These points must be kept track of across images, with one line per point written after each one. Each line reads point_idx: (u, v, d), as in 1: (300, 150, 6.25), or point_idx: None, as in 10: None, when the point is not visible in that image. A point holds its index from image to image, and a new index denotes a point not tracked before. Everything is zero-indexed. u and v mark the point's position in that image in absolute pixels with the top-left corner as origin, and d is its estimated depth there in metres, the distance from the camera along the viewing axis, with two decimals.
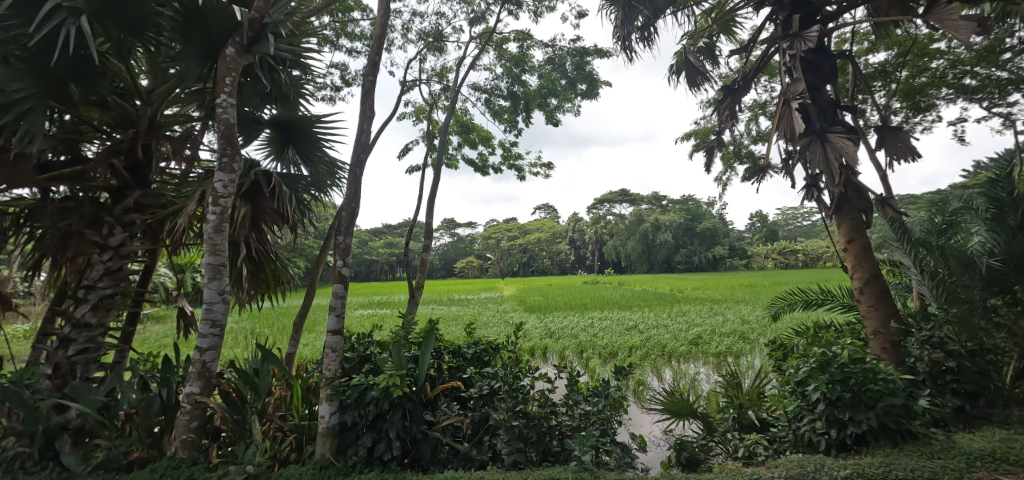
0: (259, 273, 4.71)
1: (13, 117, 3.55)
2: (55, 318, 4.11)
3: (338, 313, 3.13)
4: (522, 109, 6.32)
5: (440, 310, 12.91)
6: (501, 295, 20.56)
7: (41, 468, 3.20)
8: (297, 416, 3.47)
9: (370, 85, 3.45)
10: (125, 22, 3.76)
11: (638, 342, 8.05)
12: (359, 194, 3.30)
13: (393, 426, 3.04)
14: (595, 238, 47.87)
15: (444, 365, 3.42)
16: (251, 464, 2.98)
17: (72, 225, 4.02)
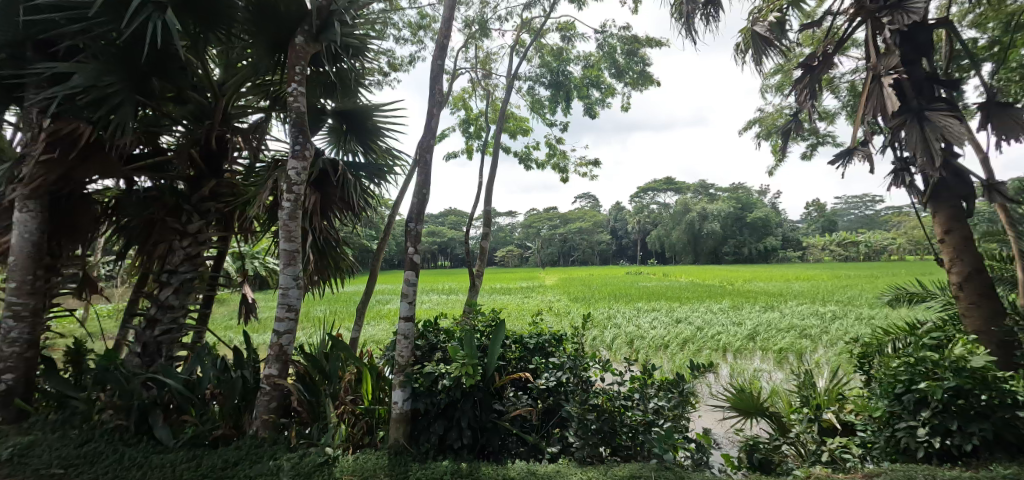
0: (322, 260, 4.87)
1: (105, 111, 3.76)
2: (145, 301, 4.42)
3: (411, 301, 3.21)
4: (560, 100, 6.13)
5: (487, 299, 13.02)
6: (544, 284, 20.51)
7: (138, 440, 3.48)
8: (368, 401, 3.57)
9: (438, 70, 3.42)
10: (203, 15, 3.93)
11: (692, 335, 7.83)
12: (430, 183, 3.31)
13: (465, 415, 3.11)
14: (639, 228, 46.91)
15: (511, 356, 3.39)
16: (330, 446, 3.22)
17: (156, 213, 4.24)
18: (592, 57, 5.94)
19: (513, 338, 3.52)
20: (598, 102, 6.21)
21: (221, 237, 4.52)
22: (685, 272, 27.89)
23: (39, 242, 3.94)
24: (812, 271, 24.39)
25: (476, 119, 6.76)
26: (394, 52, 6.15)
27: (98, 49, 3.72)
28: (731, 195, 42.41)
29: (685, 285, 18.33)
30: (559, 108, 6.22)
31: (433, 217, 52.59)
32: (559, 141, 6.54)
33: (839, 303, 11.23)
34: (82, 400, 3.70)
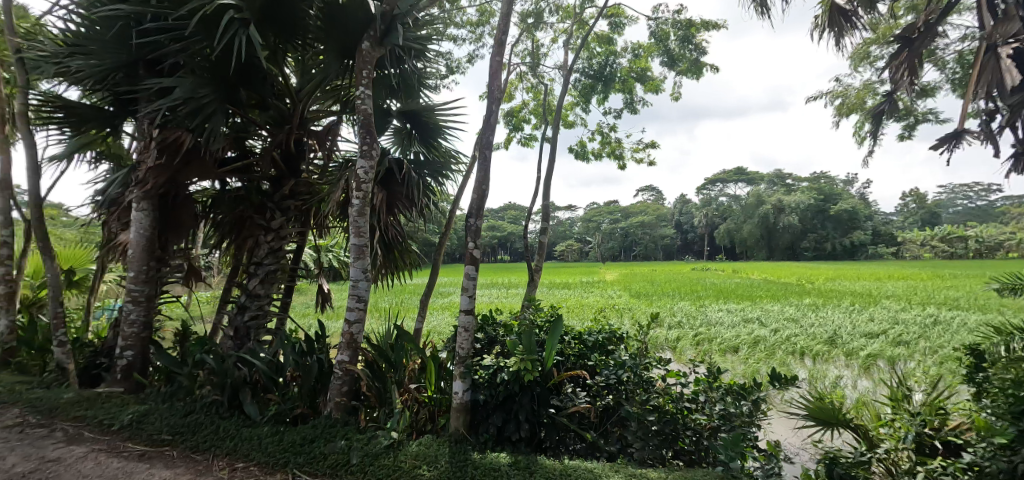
0: (390, 254, 5.22)
1: (201, 120, 4.20)
2: (236, 290, 4.92)
3: (470, 294, 3.39)
4: (599, 89, 6.01)
5: (550, 293, 13.13)
6: (608, 279, 20.31)
7: (231, 413, 3.96)
8: (431, 390, 3.80)
9: (497, 66, 3.56)
10: (280, 29, 4.32)
11: (764, 337, 7.52)
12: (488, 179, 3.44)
13: (523, 409, 3.28)
14: (707, 222, 45.11)
15: (569, 351, 3.48)
16: (394, 431, 3.49)
17: (244, 211, 4.70)
18: (642, 47, 5.82)
19: (572, 335, 3.61)
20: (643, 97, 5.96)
21: (299, 232, 4.93)
22: (760, 269, 26.51)
23: (150, 236, 4.49)
24: (908, 270, 22.31)
25: (518, 113, 6.76)
26: (452, 52, 6.34)
27: (194, 63, 4.18)
28: (811, 187, 39.69)
29: (759, 283, 17.45)
30: (599, 99, 6.11)
31: (494, 211, 53.44)
32: (612, 128, 6.39)
33: (941, 306, 10.25)
34: (184, 376, 4.22)
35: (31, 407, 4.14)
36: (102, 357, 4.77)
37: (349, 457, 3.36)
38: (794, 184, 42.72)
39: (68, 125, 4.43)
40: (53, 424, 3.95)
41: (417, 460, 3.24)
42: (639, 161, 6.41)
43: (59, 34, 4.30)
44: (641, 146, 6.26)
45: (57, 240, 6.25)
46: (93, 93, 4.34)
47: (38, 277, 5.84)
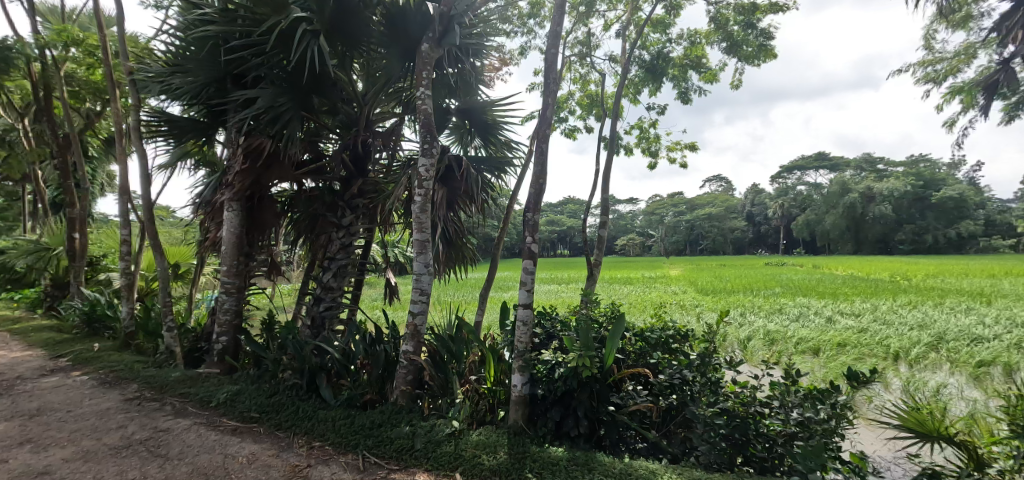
0: (451, 248, 5.53)
1: (279, 126, 4.60)
2: (314, 283, 5.34)
3: (528, 289, 3.56)
4: (652, 81, 5.82)
5: (616, 288, 12.99)
6: (679, 275, 19.70)
7: (309, 396, 4.36)
8: (490, 382, 4.00)
9: (552, 56, 3.67)
10: (346, 36, 4.66)
11: (849, 338, 7.08)
12: (545, 175, 3.62)
13: (581, 405, 3.41)
14: (783, 214, 42.49)
15: (631, 348, 3.57)
16: (455, 420, 3.73)
17: (318, 209, 5.09)
18: (700, 34, 5.63)
19: (634, 333, 3.66)
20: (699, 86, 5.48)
21: (367, 229, 5.27)
22: (848, 265, 24.60)
23: (239, 233, 4.99)
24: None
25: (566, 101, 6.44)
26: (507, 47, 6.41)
27: (272, 75, 4.60)
28: (907, 173, 36.15)
29: (847, 280, 16.21)
30: (650, 90, 5.86)
31: (556, 206, 53.41)
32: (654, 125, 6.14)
33: None
34: (270, 361, 4.66)
35: (145, 384, 4.75)
36: (202, 341, 5.36)
37: (413, 442, 3.61)
38: (885, 172, 39.21)
39: (170, 135, 5.00)
40: (163, 399, 4.52)
41: (477, 450, 3.46)
42: (674, 158, 6.06)
43: (162, 55, 4.86)
44: (680, 142, 5.94)
45: (165, 237, 7.05)
46: (190, 106, 4.87)
47: (150, 270, 6.63)
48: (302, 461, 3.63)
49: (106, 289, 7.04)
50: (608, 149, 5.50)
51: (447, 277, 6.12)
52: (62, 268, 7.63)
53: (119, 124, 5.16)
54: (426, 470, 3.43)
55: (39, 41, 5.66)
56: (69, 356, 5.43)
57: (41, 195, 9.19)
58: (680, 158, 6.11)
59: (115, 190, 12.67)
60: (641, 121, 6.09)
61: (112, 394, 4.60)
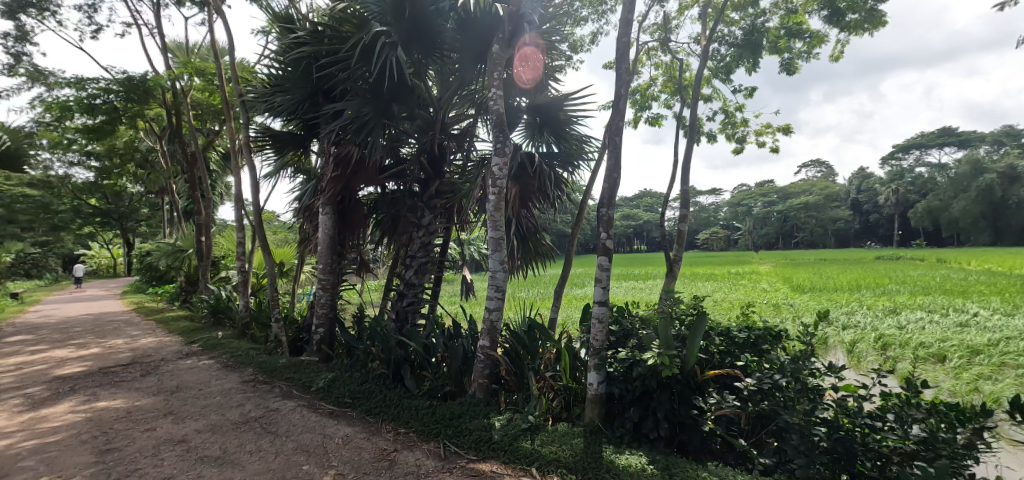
0: (524, 245, 5.74)
1: (364, 134, 5.00)
2: (397, 279, 5.75)
3: (603, 286, 3.69)
4: (746, 59, 5.21)
5: (703, 285, 12.44)
6: (777, 271, 18.33)
7: (393, 385, 4.74)
8: (565, 379, 4.12)
9: (625, 45, 3.75)
10: (421, 45, 4.95)
11: (984, 345, 6.27)
12: (618, 169, 3.72)
13: (661, 406, 3.47)
14: (895, 202, 38.13)
15: (716, 349, 3.59)
16: (531, 415, 3.91)
17: (399, 211, 5.49)
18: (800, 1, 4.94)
19: (717, 331, 3.66)
20: (800, 55, 4.87)
21: (444, 228, 5.59)
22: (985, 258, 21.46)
23: (333, 235, 5.49)
24: None
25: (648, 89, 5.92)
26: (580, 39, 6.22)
27: (357, 86, 5.00)
28: None
29: (984, 278, 14.16)
30: (744, 69, 5.26)
31: (633, 200, 52.13)
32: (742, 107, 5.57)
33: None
34: (360, 352, 5.11)
35: (259, 368, 5.38)
36: (303, 332, 5.94)
37: (490, 434, 3.81)
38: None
39: (274, 147, 5.61)
40: (273, 382, 5.11)
41: (552, 446, 3.58)
42: (764, 143, 5.56)
43: (266, 76, 5.47)
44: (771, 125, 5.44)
45: (273, 238, 7.86)
46: (289, 121, 5.43)
47: (261, 267, 7.44)
48: (389, 445, 3.94)
49: (227, 285, 8.00)
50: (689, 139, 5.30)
51: (521, 273, 6.30)
52: (191, 268, 8.76)
53: (233, 140, 5.87)
54: (504, 463, 3.61)
55: (171, 73, 6.53)
56: (199, 342, 6.27)
57: (175, 205, 10.60)
58: (772, 142, 5.57)
59: (232, 199, 14.23)
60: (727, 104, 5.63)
61: (233, 376, 5.27)
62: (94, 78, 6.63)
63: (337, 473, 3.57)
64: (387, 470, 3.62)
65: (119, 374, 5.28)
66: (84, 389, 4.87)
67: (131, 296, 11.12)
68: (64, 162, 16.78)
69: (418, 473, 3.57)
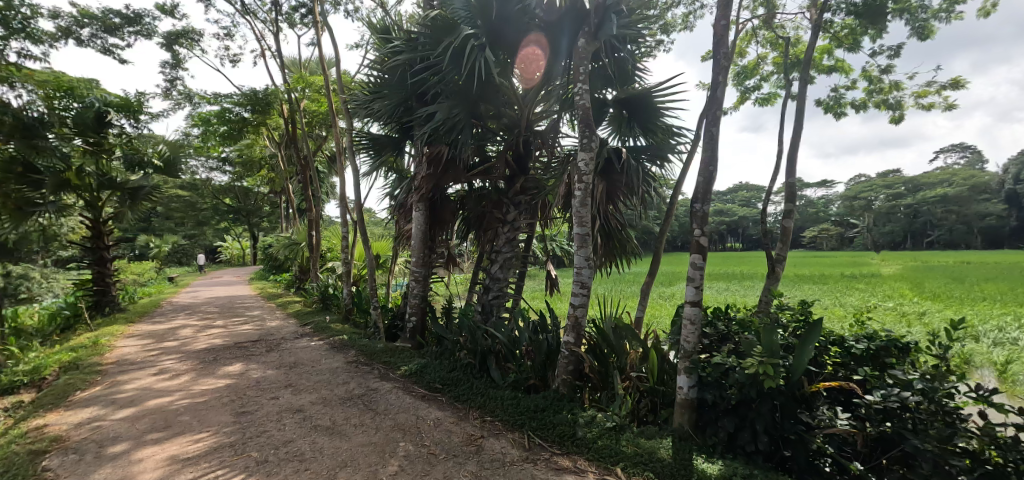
0: (610, 242, 5.71)
1: (455, 134, 5.31)
2: (483, 273, 6.06)
3: (696, 285, 3.63)
4: (870, 23, 4.20)
5: (813, 287, 11.33)
6: (903, 274, 16.11)
7: (482, 375, 5.00)
8: (652, 380, 4.06)
9: (722, 29, 3.66)
10: (508, 44, 5.05)
11: None
12: (713, 162, 3.64)
13: (761, 418, 3.28)
14: None
15: (828, 359, 3.31)
16: (616, 415, 3.96)
17: (486, 207, 5.74)
18: None
19: (830, 340, 3.38)
20: (938, 14, 4.10)
21: (529, 224, 5.72)
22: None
23: (425, 230, 5.90)
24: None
25: (757, 66, 5.35)
26: (669, 24, 5.72)
27: (448, 89, 5.27)
28: None
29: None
30: (869, 33, 4.23)
31: (733, 194, 48.71)
32: (888, 71, 4.39)
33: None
34: (450, 341, 5.46)
35: (360, 351, 5.93)
36: (398, 320, 6.43)
37: (575, 430, 3.91)
38: None
39: (372, 149, 6.11)
40: (373, 364, 5.61)
41: (640, 448, 3.60)
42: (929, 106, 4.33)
43: (366, 84, 6.00)
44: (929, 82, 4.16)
45: (372, 232, 8.53)
46: (386, 124, 5.92)
47: (361, 259, 8.12)
48: (477, 431, 4.16)
49: (333, 275, 8.85)
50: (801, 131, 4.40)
51: (607, 270, 6.26)
52: (305, 259, 9.81)
53: (338, 144, 6.49)
54: (588, 459, 3.68)
55: (288, 86, 7.39)
56: (311, 324, 7.04)
57: (291, 203, 11.94)
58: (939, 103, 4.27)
59: (336, 197, 15.65)
60: (863, 71, 4.50)
61: (340, 356, 5.85)
62: (228, 95, 7.69)
63: (430, 452, 3.85)
64: (476, 454, 3.83)
65: (248, 348, 6.11)
66: (223, 360, 5.71)
67: (257, 283, 12.67)
68: (205, 166, 19.50)
69: (504, 461, 3.73)
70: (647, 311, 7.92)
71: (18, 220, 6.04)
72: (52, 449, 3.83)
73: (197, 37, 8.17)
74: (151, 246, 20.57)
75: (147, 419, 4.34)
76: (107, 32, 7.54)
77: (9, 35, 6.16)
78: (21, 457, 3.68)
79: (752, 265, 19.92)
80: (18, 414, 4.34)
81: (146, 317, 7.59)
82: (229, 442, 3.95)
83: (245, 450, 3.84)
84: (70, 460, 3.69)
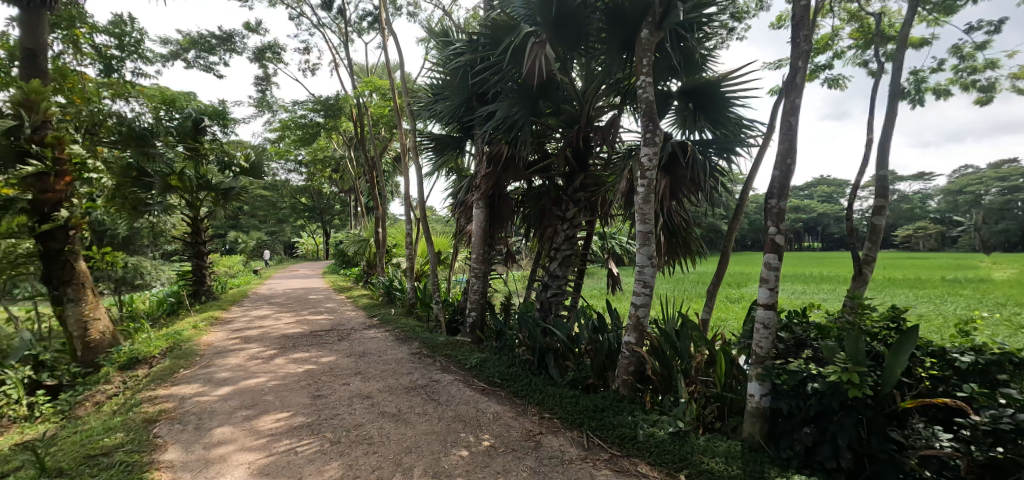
0: (674, 240, 5.49)
1: (515, 132, 5.35)
2: (542, 270, 6.08)
3: (770, 287, 3.41)
4: None
5: (907, 289, 10.26)
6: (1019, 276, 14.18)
7: (541, 372, 5.04)
8: (720, 386, 3.86)
9: (803, 10, 3.42)
10: (568, 38, 4.93)
11: None
12: (792, 154, 3.39)
13: (844, 432, 3.02)
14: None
15: (924, 372, 2.96)
16: (680, 421, 3.81)
17: (546, 205, 5.74)
18: None
19: (927, 351, 3.01)
20: None
21: (589, 221, 5.65)
22: None
23: (485, 227, 6.03)
24: None
25: (832, 41, 4.88)
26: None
27: (508, 87, 5.31)
28: None
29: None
30: None
31: (821, 188, 44.97)
32: (982, 49, 3.90)
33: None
34: (509, 337, 5.55)
35: (423, 343, 6.18)
36: (459, 315, 6.62)
37: (636, 433, 3.83)
38: None
39: (435, 149, 6.32)
40: (435, 356, 5.82)
41: (705, 456, 3.47)
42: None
43: (429, 86, 6.22)
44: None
45: (434, 229, 8.84)
46: (447, 125, 6.09)
47: (424, 255, 8.43)
48: (535, 428, 4.20)
49: (398, 269, 9.30)
50: (887, 118, 3.96)
51: (670, 269, 6.04)
52: (372, 254, 10.36)
53: (403, 144, 6.77)
54: (649, 464, 3.59)
55: (357, 92, 7.85)
56: (377, 316, 7.45)
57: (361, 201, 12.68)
58: None
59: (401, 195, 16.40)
60: (959, 46, 3.99)
61: (404, 347, 6.14)
62: (303, 102, 8.31)
63: (490, 445, 3.94)
64: (534, 450, 3.87)
65: (322, 337, 6.59)
66: (300, 347, 6.19)
67: (330, 276, 13.53)
68: (285, 168, 21.12)
69: (562, 459, 3.73)
70: (716, 311, 7.57)
71: (133, 217, 6.95)
72: (161, 419, 4.36)
73: (280, 51, 8.88)
74: (241, 242, 22.58)
75: (237, 398, 4.81)
76: (207, 53, 8.42)
77: (124, 57, 7.08)
78: (138, 424, 4.23)
79: (835, 264, 18.31)
80: (135, 387, 4.99)
81: (237, 306, 8.40)
82: (307, 423, 4.28)
83: (321, 431, 4.15)
84: (176, 429, 4.19)
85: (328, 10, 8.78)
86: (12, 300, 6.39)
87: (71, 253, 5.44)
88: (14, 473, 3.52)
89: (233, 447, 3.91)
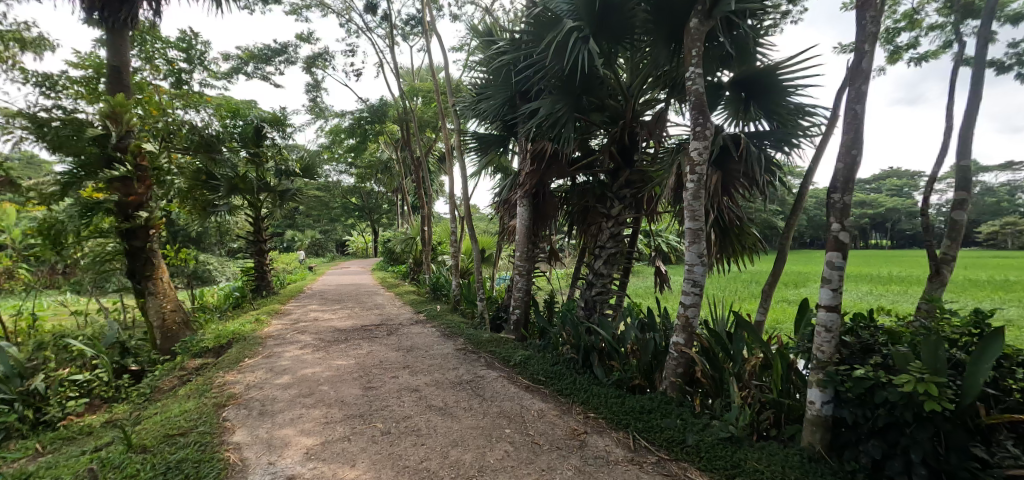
0: (725, 237, 5.25)
1: (559, 129, 5.30)
2: (586, 269, 6.01)
3: (833, 288, 3.18)
4: None
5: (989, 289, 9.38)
6: None
7: (586, 371, 4.98)
8: (776, 392, 3.65)
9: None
10: (613, 31, 4.79)
11: None
12: (856, 145, 3.15)
13: (917, 446, 2.76)
14: None
15: (1014, 384, 2.71)
16: (732, 426, 3.63)
17: (591, 202, 5.66)
18: None
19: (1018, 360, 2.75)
20: None
21: (636, 218, 5.51)
22: None
23: (529, 225, 6.05)
24: None
25: (912, 19, 4.48)
26: None
27: (551, 84, 5.26)
28: None
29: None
30: None
31: (895, 179, 41.64)
32: None
33: None
34: (553, 335, 5.53)
35: (468, 339, 6.29)
36: (502, 312, 6.66)
37: (684, 437, 3.72)
38: None
39: (479, 149, 6.40)
40: (479, 353, 5.90)
41: (761, 464, 3.31)
42: None
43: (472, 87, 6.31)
44: None
45: (478, 228, 8.95)
46: (491, 124, 6.16)
47: (468, 253, 8.56)
48: (580, 427, 4.16)
49: (444, 267, 9.51)
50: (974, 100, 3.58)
51: (722, 267, 5.78)
52: (420, 252, 10.64)
53: (447, 145, 6.89)
54: (699, 469, 3.48)
55: (401, 95, 8.08)
56: (423, 312, 7.64)
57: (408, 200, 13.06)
58: None
59: (445, 194, 16.74)
60: None
61: (449, 343, 6.26)
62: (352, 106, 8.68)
63: (534, 442, 3.95)
64: (578, 449, 3.83)
65: (372, 331, 6.84)
66: (351, 341, 6.46)
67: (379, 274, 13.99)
68: (337, 171, 22.04)
69: (608, 459, 3.69)
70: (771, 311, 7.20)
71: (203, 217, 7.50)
72: (229, 404, 4.70)
73: (330, 58, 9.31)
74: (299, 240, 23.77)
75: (295, 387, 5.09)
76: (266, 64, 8.97)
77: (193, 69, 7.64)
78: (209, 408, 4.57)
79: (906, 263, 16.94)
80: (206, 374, 5.39)
81: (295, 301, 8.88)
82: (358, 413, 4.47)
83: (372, 421, 4.32)
84: (241, 414, 4.50)
85: (375, 18, 9.13)
86: (103, 293, 7.09)
87: (151, 251, 5.97)
88: (105, 448, 3.90)
89: (291, 433, 4.14)
